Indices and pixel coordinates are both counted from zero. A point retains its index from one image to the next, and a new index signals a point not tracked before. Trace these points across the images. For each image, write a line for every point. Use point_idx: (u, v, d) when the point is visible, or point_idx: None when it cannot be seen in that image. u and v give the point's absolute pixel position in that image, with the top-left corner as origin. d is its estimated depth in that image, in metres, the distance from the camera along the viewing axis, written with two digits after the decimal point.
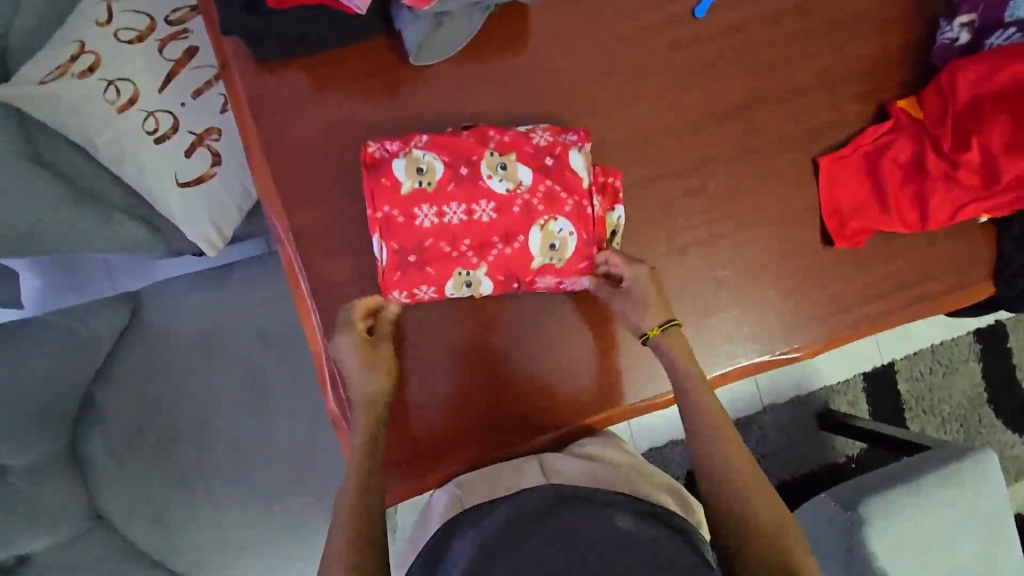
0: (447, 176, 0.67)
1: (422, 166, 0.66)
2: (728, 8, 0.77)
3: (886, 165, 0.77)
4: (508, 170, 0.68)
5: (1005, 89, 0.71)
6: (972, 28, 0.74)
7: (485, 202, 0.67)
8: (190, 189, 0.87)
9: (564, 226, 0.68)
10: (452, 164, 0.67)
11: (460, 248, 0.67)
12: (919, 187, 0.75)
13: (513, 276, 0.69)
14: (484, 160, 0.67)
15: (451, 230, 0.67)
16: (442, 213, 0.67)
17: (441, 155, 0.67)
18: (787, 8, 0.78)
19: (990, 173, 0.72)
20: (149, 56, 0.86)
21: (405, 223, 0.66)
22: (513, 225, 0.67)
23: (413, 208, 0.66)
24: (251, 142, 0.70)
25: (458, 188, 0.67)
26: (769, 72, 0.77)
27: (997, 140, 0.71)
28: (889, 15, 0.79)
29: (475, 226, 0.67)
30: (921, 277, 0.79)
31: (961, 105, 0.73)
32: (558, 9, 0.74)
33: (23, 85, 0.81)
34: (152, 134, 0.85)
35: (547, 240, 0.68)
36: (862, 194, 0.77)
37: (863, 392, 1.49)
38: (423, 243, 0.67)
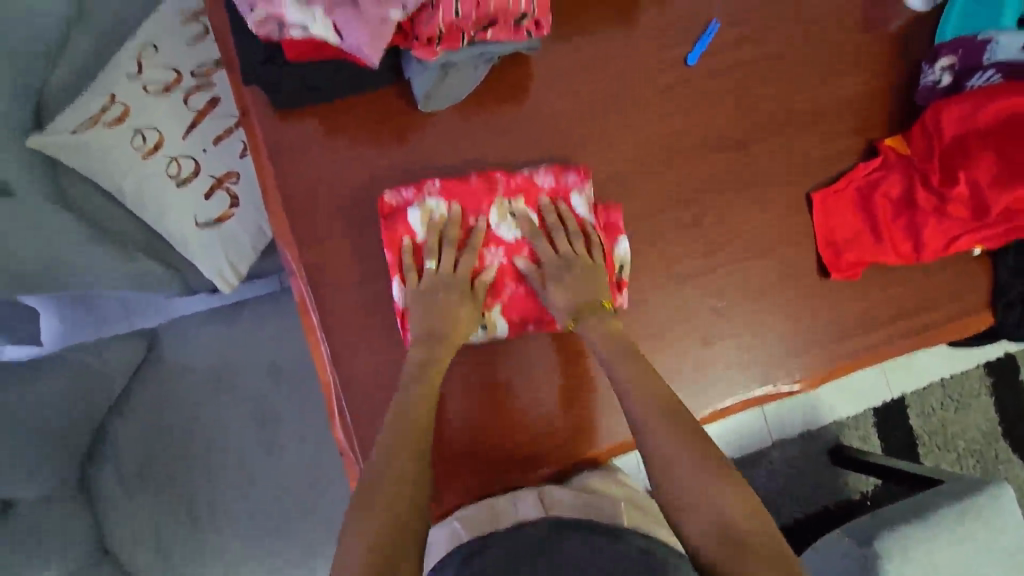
0: (461, 223, 0.73)
1: (436, 215, 0.73)
2: (719, 53, 0.81)
3: (880, 200, 0.78)
4: (517, 216, 0.74)
5: (994, 126, 0.73)
6: (954, 71, 0.77)
7: (497, 248, 0.74)
8: (208, 229, 0.91)
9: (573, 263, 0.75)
10: (464, 212, 0.73)
11: (478, 292, 0.74)
12: (910, 221, 0.77)
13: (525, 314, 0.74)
14: (494, 208, 0.73)
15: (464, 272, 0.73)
16: (458, 259, 0.73)
17: (454, 204, 0.74)
18: (777, 52, 0.82)
19: (982, 207, 0.73)
20: (175, 106, 0.91)
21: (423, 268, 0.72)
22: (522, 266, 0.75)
23: (430, 255, 0.73)
24: (267, 184, 0.74)
25: (472, 235, 0.74)
26: (760, 112, 0.81)
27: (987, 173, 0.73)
28: (874, 57, 0.83)
29: (485, 268, 0.74)
30: (919, 305, 0.81)
31: (949, 141, 0.75)
32: (558, 58, 0.79)
33: (57, 133, 0.87)
34: (174, 178, 0.90)
35: None
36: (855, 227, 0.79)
37: (874, 427, 1.48)
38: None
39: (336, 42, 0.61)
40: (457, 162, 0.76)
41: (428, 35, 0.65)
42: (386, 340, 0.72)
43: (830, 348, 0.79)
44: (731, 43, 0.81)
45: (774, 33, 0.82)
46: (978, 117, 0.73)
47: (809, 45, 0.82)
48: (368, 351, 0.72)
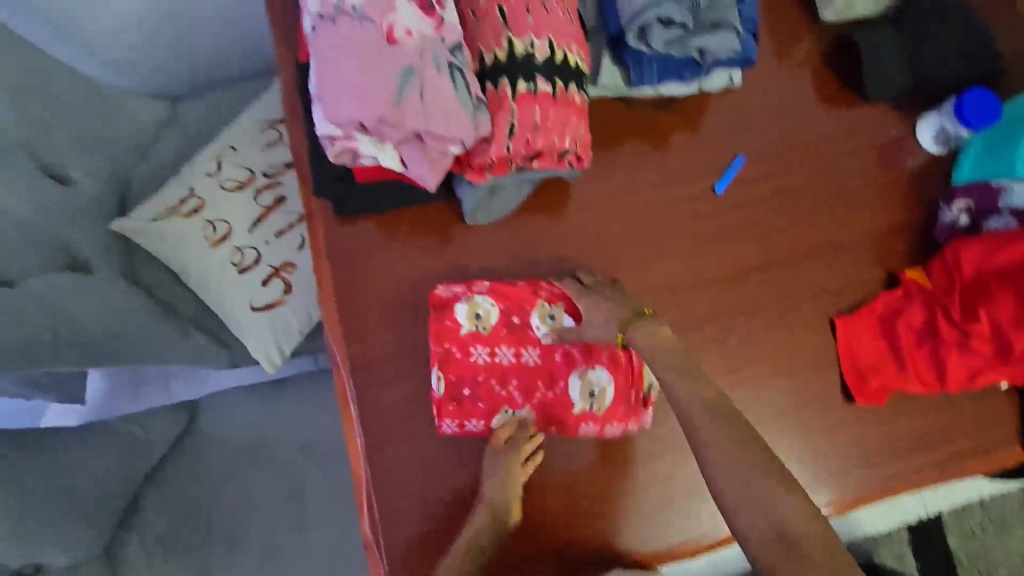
0: (501, 322, 0.78)
1: (481, 311, 0.78)
2: (744, 184, 0.87)
3: (904, 330, 0.81)
4: (555, 319, 0.79)
5: (1012, 267, 0.76)
6: (971, 212, 0.82)
7: (533, 348, 0.78)
8: (261, 313, 0.98)
9: (602, 376, 0.78)
10: (507, 311, 0.79)
11: (509, 389, 0.77)
12: (933, 352, 0.79)
13: (557, 415, 0.77)
14: (535, 310, 0.78)
15: (500, 370, 0.77)
16: (493, 353, 0.78)
17: (499, 303, 0.79)
18: (800, 185, 0.88)
19: (1003, 345, 0.75)
20: (246, 201, 1.01)
21: (461, 357, 0.77)
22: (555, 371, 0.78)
23: (468, 347, 0.77)
24: (323, 282, 0.81)
25: (510, 333, 0.78)
26: (784, 240, 0.86)
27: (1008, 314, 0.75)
28: (892, 193, 0.88)
29: (521, 365, 0.78)
30: (946, 436, 0.81)
31: (969, 279, 0.78)
32: (596, 180, 0.86)
33: (140, 221, 0.97)
34: (236, 265, 0.98)
35: (586, 386, 0.77)
36: (879, 354, 0.81)
37: (909, 546, 1.41)
38: (477, 378, 0.77)
39: (400, 171, 0.69)
40: (499, 271, 0.82)
41: (481, 163, 0.72)
42: (420, 438, 0.76)
43: (857, 474, 0.79)
44: (756, 175, 0.88)
45: (797, 168, 0.89)
46: (996, 258, 0.77)
47: (829, 180, 0.89)
48: (402, 447, 0.76)
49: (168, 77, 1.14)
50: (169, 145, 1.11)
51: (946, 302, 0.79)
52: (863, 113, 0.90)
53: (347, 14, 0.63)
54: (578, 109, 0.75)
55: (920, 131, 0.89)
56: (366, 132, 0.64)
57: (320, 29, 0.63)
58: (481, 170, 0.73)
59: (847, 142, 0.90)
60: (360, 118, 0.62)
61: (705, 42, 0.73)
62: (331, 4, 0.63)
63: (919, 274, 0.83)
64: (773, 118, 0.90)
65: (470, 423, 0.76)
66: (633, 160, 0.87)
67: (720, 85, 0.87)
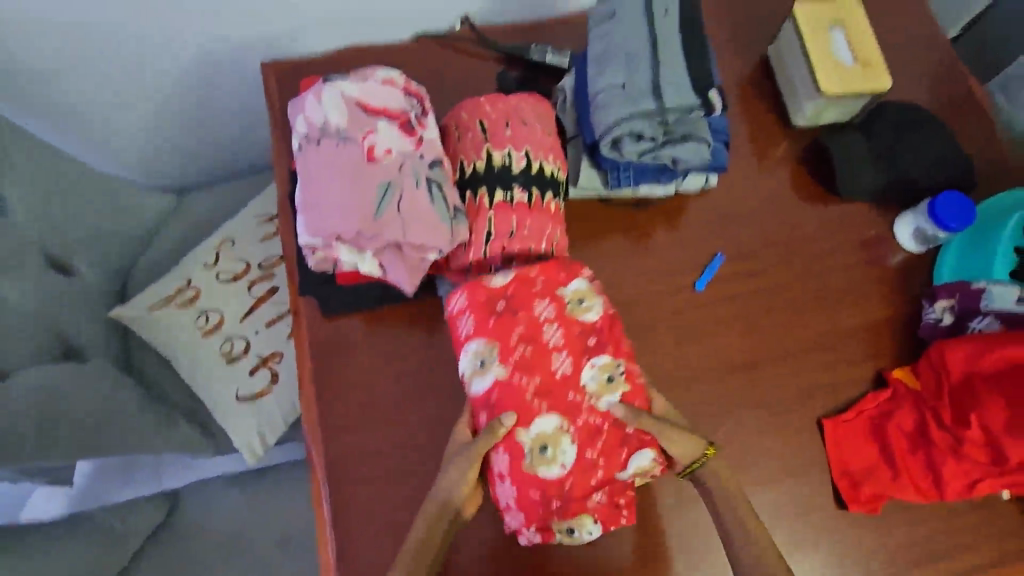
0: (584, 327, 0.70)
1: (582, 301, 0.71)
2: (725, 280, 0.88)
3: (895, 432, 0.78)
4: (608, 386, 0.68)
5: (1003, 372, 0.74)
6: (953, 312, 0.81)
7: (570, 361, 0.69)
8: (246, 403, 0.98)
9: (568, 461, 0.65)
10: (596, 328, 0.71)
11: (519, 347, 0.68)
12: (926, 458, 0.76)
13: (507, 440, 0.66)
14: (605, 358, 0.69)
15: (525, 363, 0.68)
16: (547, 328, 0.69)
17: (603, 320, 0.71)
18: (780, 282, 0.88)
19: (998, 452, 0.72)
20: (239, 292, 1.03)
21: (525, 294, 0.71)
22: (553, 396, 0.67)
23: (539, 303, 0.70)
24: (305, 378, 0.81)
25: (570, 338, 0.70)
26: (767, 336, 0.85)
27: (999, 419, 0.72)
28: (874, 291, 0.88)
29: (549, 369, 0.68)
30: (948, 549, 0.76)
31: (957, 381, 0.76)
32: None
33: (137, 310, 1.00)
34: (226, 355, 1.00)
35: (545, 440, 0.66)
36: (872, 458, 0.78)
37: None
38: (518, 311, 0.70)
39: (379, 275, 0.71)
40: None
41: (460, 267, 0.75)
42: (391, 546, 0.74)
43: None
44: (737, 271, 0.89)
45: (778, 265, 0.89)
46: (987, 362, 0.74)
47: (812, 276, 0.89)
48: (373, 556, 0.73)
49: (179, 169, 1.21)
50: (174, 234, 1.15)
51: (938, 405, 0.77)
52: (842, 212, 0.92)
53: (330, 135, 0.67)
54: (555, 216, 0.77)
55: (898, 229, 0.90)
56: (346, 242, 0.67)
57: (304, 148, 0.67)
58: (461, 272, 0.76)
59: (827, 240, 0.91)
60: (339, 230, 0.65)
61: (676, 151, 0.76)
62: (316, 126, 0.68)
63: (908, 374, 0.82)
64: (752, 216, 0.92)
65: (456, 302, 0.71)
66: (614, 257, 0.89)
67: (698, 186, 0.90)
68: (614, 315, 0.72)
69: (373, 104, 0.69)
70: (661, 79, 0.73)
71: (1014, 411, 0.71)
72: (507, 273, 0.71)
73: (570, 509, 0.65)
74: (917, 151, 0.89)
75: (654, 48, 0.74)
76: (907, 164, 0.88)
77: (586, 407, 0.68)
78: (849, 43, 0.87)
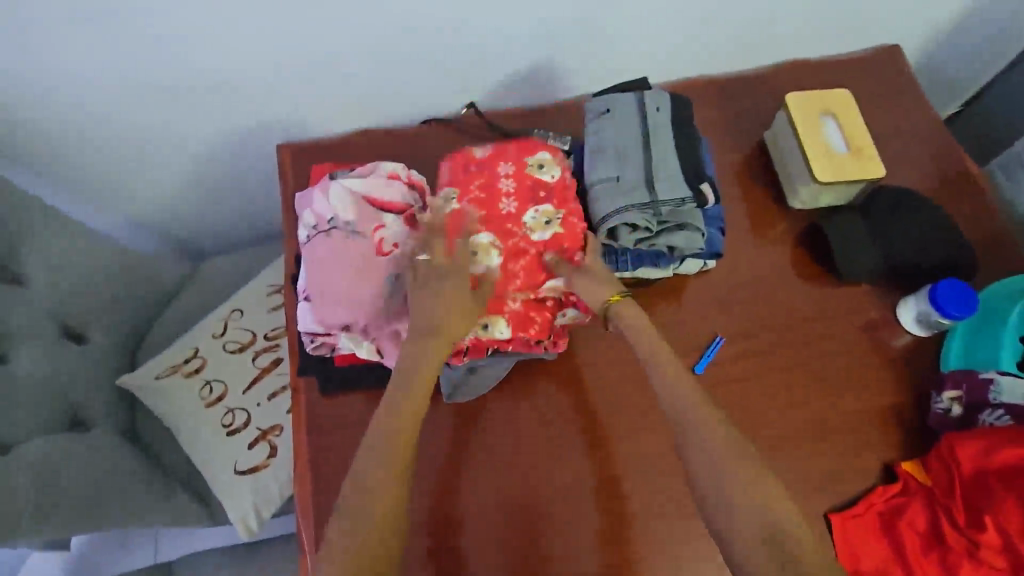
0: (531, 250, 0.76)
1: (543, 167, 0.79)
2: (726, 362, 0.87)
3: (909, 531, 0.75)
4: (549, 232, 0.76)
5: (1020, 472, 0.70)
6: (963, 403, 0.79)
7: (516, 205, 0.77)
8: (242, 477, 0.98)
9: (490, 276, 0.75)
10: (544, 255, 0.76)
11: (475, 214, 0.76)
12: (944, 561, 0.72)
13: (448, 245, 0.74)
14: (551, 240, 0.76)
15: (476, 201, 0.77)
16: (506, 198, 0.77)
17: (562, 246, 0.77)
18: (784, 365, 0.87)
19: (1018, 559, 0.67)
20: (244, 363, 1.05)
21: (491, 181, 0.78)
22: (494, 224, 0.76)
23: (503, 190, 0.78)
24: (300, 459, 0.81)
25: (524, 200, 0.77)
26: (772, 425, 0.83)
27: (1017, 522, 0.68)
28: (880, 378, 0.86)
29: (497, 209, 0.77)
30: None
31: (969, 478, 0.73)
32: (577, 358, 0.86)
33: (144, 378, 1.02)
34: (226, 427, 1.00)
35: (478, 262, 0.75)
36: (883, 559, 0.75)
37: None
38: (484, 217, 0.76)
39: (378, 359, 0.76)
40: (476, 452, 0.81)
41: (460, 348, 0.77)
42: None
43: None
44: (740, 354, 0.87)
45: (782, 349, 0.88)
46: (1004, 459, 0.71)
47: (817, 361, 0.87)
48: None
49: (199, 238, 1.26)
50: (187, 301, 1.19)
51: (953, 502, 0.73)
52: (844, 295, 0.91)
53: (339, 228, 0.73)
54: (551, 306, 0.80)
55: (902, 313, 0.88)
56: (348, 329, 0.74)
57: (313, 238, 0.74)
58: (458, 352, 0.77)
59: (830, 323, 0.90)
60: (345, 318, 0.72)
61: (672, 241, 0.78)
62: (325, 219, 0.74)
63: (920, 467, 0.79)
64: (755, 297, 0.91)
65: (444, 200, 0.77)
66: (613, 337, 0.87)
67: (696, 269, 0.90)
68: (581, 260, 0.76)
69: (380, 200, 0.76)
70: (657, 177, 0.77)
71: None
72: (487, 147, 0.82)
73: (489, 305, 0.76)
74: (914, 236, 0.89)
75: (646, 144, 0.79)
76: (906, 248, 0.88)
77: (525, 256, 0.76)
78: (842, 132, 0.90)
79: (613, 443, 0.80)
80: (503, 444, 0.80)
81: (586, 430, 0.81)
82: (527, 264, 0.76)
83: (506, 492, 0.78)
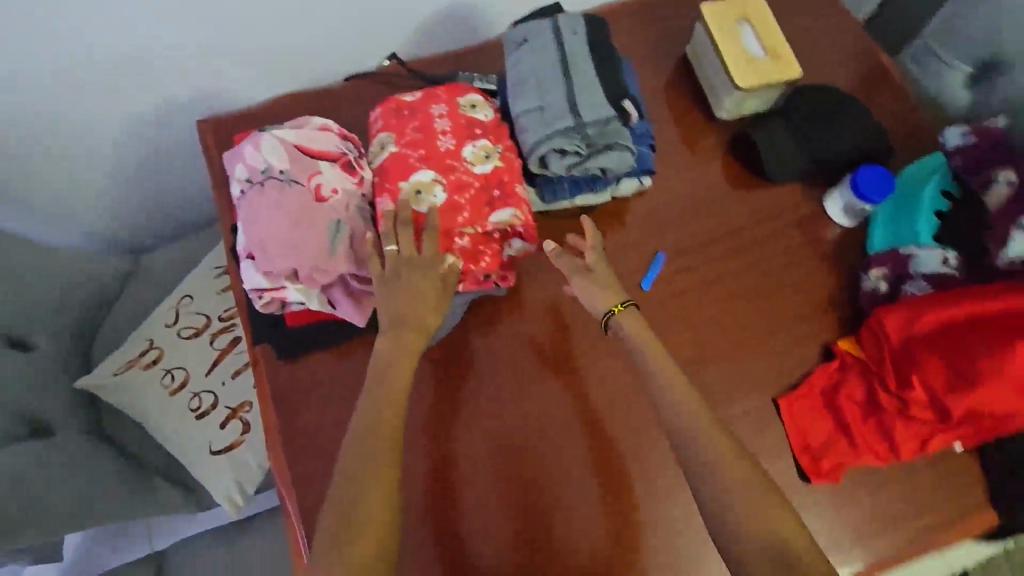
0: (474, 175, 0.74)
1: (474, 106, 0.80)
2: (670, 274, 0.90)
3: (847, 402, 0.80)
4: (487, 159, 0.76)
5: (938, 333, 0.76)
6: (888, 279, 0.84)
7: (454, 140, 0.76)
8: (220, 456, 0.98)
9: (439, 202, 0.72)
10: (489, 180, 0.75)
11: (415, 154, 0.74)
12: (878, 422, 0.78)
13: (389, 184, 0.73)
14: (492, 164, 0.75)
15: (413, 141, 0.76)
16: (442, 134, 0.77)
17: (501, 168, 0.75)
18: (724, 271, 0.91)
19: (941, 409, 0.74)
20: (202, 346, 1.04)
21: (426, 120, 0.78)
22: (435, 159, 0.74)
23: (438, 131, 0.77)
24: (270, 423, 0.82)
25: (460, 135, 0.77)
26: (720, 327, 0.87)
27: (939, 378, 0.74)
28: (814, 269, 0.91)
29: (435, 145, 0.75)
30: (916, 509, 0.78)
31: (897, 347, 0.78)
32: (530, 290, 0.87)
33: (101, 376, 1.00)
34: (194, 411, 1.00)
35: (424, 190, 0.72)
36: (828, 431, 0.80)
37: None
38: (420, 153, 0.75)
39: (329, 311, 0.72)
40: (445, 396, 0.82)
41: None
42: None
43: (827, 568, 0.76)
44: (685, 265, 0.91)
45: (724, 256, 0.92)
46: (925, 324, 0.77)
47: (757, 262, 0.91)
48: None
49: (136, 230, 1.22)
50: (133, 294, 1.16)
51: (883, 369, 0.79)
52: (775, 196, 0.95)
53: (275, 178, 0.68)
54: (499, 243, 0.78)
55: (830, 205, 0.93)
56: (296, 281, 0.68)
57: (249, 193, 0.68)
58: None
59: (766, 224, 0.94)
60: (292, 266, 0.66)
61: (602, 161, 0.80)
62: (258, 170, 0.69)
63: (852, 344, 0.84)
64: (692, 209, 0.94)
65: (381, 139, 0.78)
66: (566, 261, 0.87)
67: (633, 190, 0.92)
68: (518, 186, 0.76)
69: (313, 148, 0.72)
70: (578, 94, 0.77)
71: (951, 369, 0.74)
72: (416, 94, 0.82)
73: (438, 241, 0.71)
74: (837, 129, 0.92)
75: (563, 70, 0.79)
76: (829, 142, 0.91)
77: (463, 175, 0.74)
78: (758, 35, 0.92)
79: (592, 390, 0.82)
80: (496, 424, 0.80)
81: (567, 383, 0.82)
82: (472, 197, 0.73)
83: (495, 454, 0.78)
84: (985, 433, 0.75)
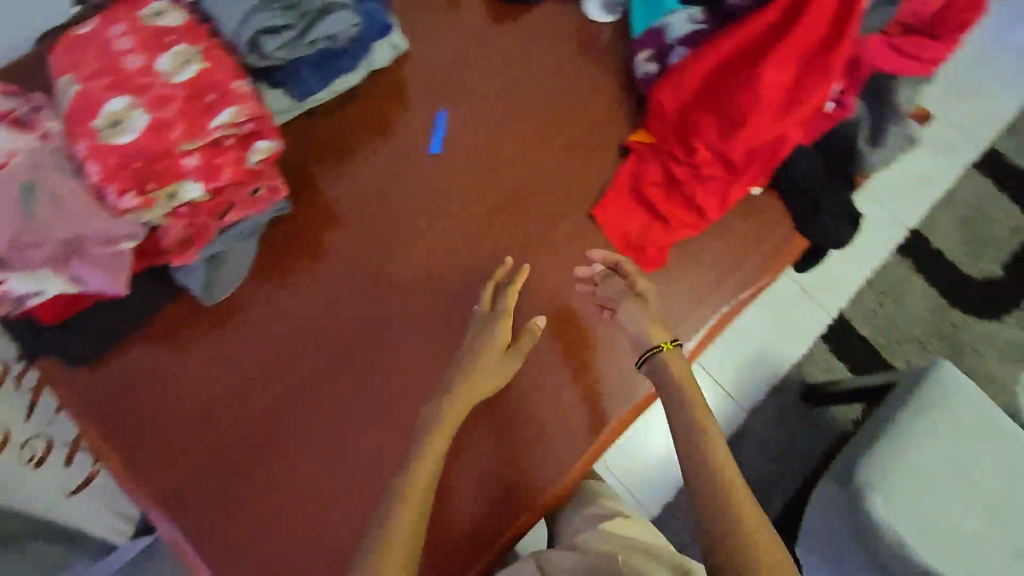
0: (179, 85, 0.65)
1: (158, 11, 0.69)
2: (456, 133, 0.89)
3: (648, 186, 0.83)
4: (187, 62, 0.66)
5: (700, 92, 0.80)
6: (654, 59, 0.84)
7: (142, 55, 0.66)
8: (80, 492, 0.91)
9: (142, 123, 0.62)
10: (196, 85, 0.65)
11: (100, 83, 0.64)
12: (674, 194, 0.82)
13: (77, 124, 0.62)
14: (195, 66, 0.66)
15: (93, 70, 0.65)
16: (126, 53, 0.66)
17: (208, 67, 0.66)
18: (508, 110, 0.90)
19: (724, 158, 0.79)
20: (9, 392, 0.89)
21: (103, 42, 0.67)
22: (125, 81, 0.64)
23: (121, 50, 0.66)
24: (92, 435, 0.74)
25: (148, 47, 0.67)
26: (519, 164, 0.87)
27: (713, 131, 0.78)
28: (590, 77, 0.91)
29: (121, 67, 0.65)
30: (740, 256, 0.82)
31: (675, 117, 0.81)
32: (324, 199, 0.85)
33: None
34: (30, 461, 0.88)
35: (120, 117, 0.62)
36: (643, 220, 0.82)
37: (831, 352, 1.62)
38: (105, 80, 0.64)
39: (78, 290, 0.63)
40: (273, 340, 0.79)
41: (174, 242, 0.68)
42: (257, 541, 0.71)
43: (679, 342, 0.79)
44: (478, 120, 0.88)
45: (505, 102, 0.90)
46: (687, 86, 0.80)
47: (538, 95, 0.91)
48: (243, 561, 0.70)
49: None
50: None
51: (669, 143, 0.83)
52: (536, 27, 0.94)
53: None
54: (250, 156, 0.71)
55: (588, 8, 0.92)
56: (11, 268, 0.58)
57: None
58: (182, 250, 0.69)
59: (535, 56, 0.93)
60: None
61: (324, 29, 0.72)
62: None
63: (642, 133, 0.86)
64: (462, 67, 0.92)
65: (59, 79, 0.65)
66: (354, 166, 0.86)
67: (389, 57, 0.87)
68: (237, 81, 0.66)
69: None
70: None
71: (721, 117, 0.77)
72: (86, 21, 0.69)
73: (160, 169, 0.62)
74: None
75: None
76: None
77: (164, 89, 0.64)
78: None
79: (592, 342, 0.78)
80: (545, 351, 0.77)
81: (564, 337, 0.78)
82: (183, 107, 0.64)
83: (509, 459, 0.73)
84: (769, 168, 0.80)
